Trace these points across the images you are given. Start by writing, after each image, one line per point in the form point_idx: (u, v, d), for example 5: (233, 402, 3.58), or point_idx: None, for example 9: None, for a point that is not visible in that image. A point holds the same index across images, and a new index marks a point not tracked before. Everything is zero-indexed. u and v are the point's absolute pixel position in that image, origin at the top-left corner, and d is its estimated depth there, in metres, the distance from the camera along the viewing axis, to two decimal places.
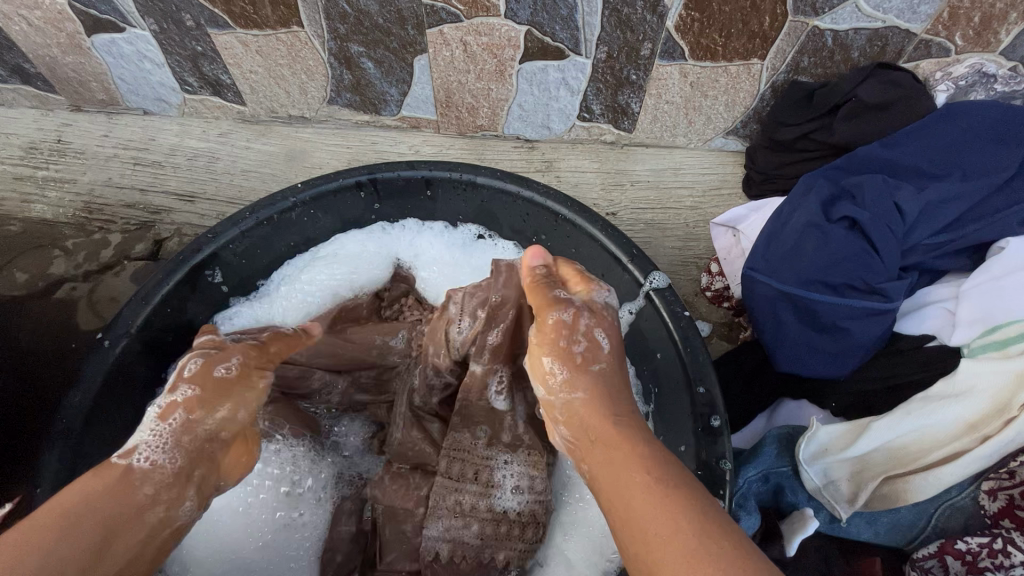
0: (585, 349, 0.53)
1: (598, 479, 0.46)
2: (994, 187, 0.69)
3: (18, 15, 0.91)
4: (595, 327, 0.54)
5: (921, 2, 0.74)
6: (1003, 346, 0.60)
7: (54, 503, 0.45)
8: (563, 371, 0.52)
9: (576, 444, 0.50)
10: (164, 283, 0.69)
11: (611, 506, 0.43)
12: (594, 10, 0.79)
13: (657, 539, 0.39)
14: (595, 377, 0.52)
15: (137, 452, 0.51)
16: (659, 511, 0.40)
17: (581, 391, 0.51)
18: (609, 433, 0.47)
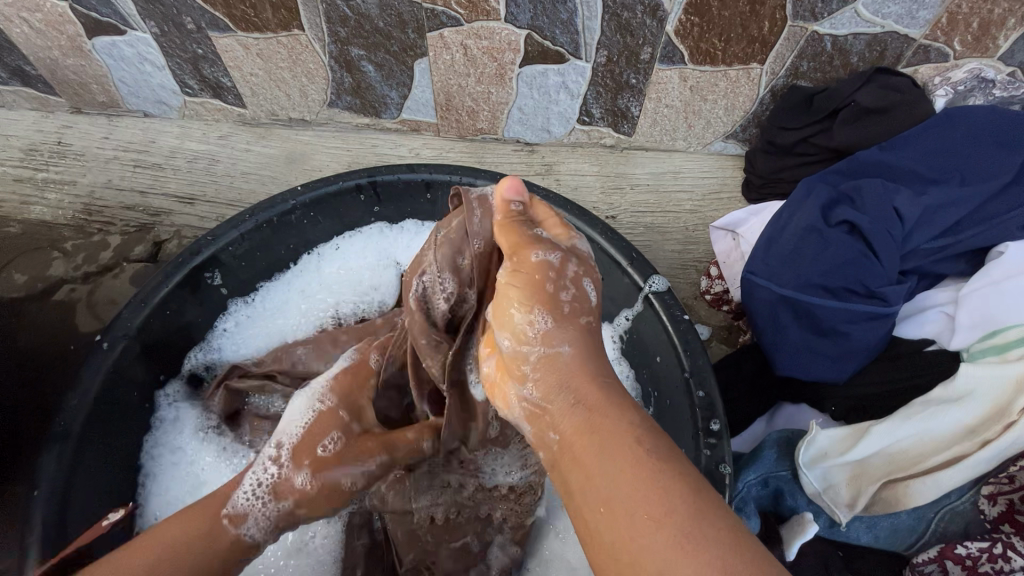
0: (571, 296, 0.49)
1: (580, 451, 0.42)
2: (993, 191, 0.69)
3: (20, 17, 0.91)
4: (583, 275, 0.51)
5: (919, 7, 0.74)
6: (1002, 351, 0.60)
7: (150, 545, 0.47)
8: (549, 320, 0.47)
9: (544, 405, 0.45)
10: (163, 285, 0.69)
11: (592, 478, 0.39)
12: (594, 14, 0.79)
13: (646, 524, 0.36)
14: (576, 332, 0.48)
15: (247, 524, 0.53)
16: (651, 489, 0.37)
17: (566, 341, 0.46)
18: (595, 397, 0.43)
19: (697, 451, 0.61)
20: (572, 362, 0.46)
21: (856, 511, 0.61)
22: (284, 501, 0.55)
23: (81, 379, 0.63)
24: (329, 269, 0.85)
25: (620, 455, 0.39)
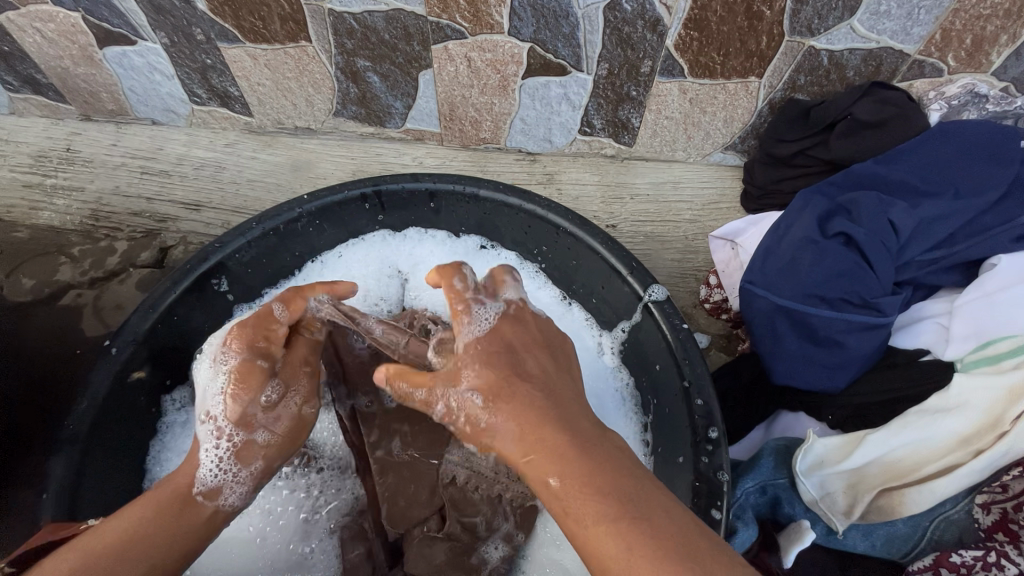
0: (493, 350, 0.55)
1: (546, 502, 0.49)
2: (987, 204, 0.70)
3: (33, 27, 0.93)
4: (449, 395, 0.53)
5: (914, 24, 0.76)
6: (995, 361, 0.61)
7: (111, 533, 0.48)
8: (474, 380, 0.53)
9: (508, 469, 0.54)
10: (171, 291, 0.70)
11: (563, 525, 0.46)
12: (595, 28, 0.81)
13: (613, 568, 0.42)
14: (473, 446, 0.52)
15: (223, 494, 0.56)
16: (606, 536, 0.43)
17: (482, 397, 0.52)
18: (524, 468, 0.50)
19: (695, 460, 0.62)
20: (495, 403, 0.51)
21: (852, 519, 0.62)
22: (248, 462, 0.59)
23: (89, 384, 0.64)
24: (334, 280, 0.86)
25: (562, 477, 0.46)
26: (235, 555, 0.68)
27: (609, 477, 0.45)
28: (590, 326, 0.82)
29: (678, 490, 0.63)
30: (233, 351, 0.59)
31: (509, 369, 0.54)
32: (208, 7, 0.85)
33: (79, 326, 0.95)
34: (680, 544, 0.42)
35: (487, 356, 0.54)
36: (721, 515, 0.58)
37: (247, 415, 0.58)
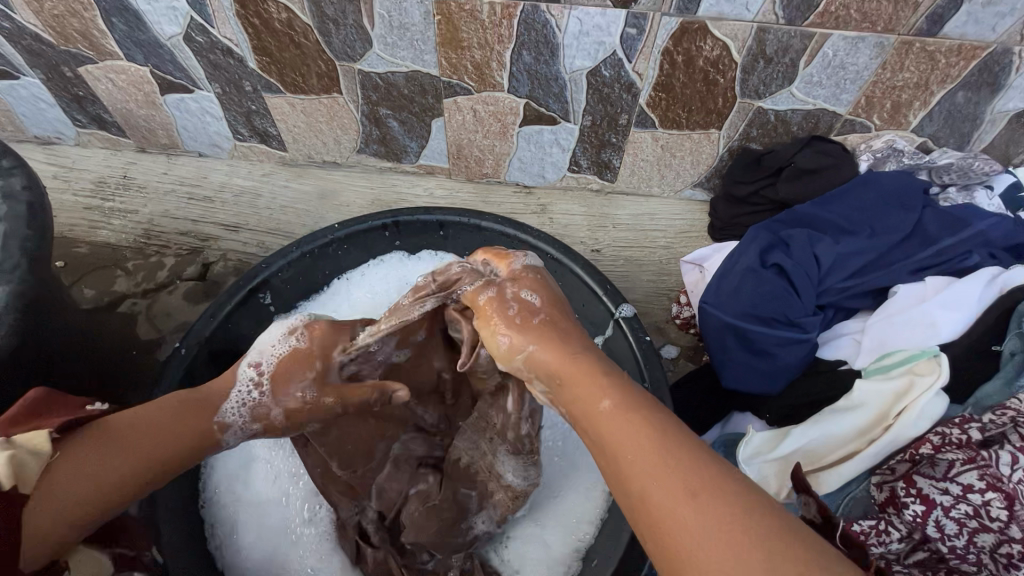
0: (518, 305, 0.59)
1: (593, 418, 0.50)
2: (894, 242, 0.85)
3: (107, 77, 1.10)
4: (523, 289, 0.61)
5: (842, 91, 0.93)
6: (885, 370, 0.75)
7: (115, 424, 0.57)
8: (509, 333, 0.57)
9: (547, 387, 0.55)
10: (228, 302, 0.86)
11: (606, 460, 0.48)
12: (580, 89, 0.98)
13: (667, 505, 0.42)
14: (534, 331, 0.57)
15: (228, 423, 0.64)
16: (656, 477, 0.43)
17: (532, 345, 0.56)
18: (570, 371, 0.53)
19: None
20: (554, 365, 0.54)
21: (778, 498, 0.74)
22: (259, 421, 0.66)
23: (164, 376, 0.80)
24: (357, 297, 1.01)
25: (637, 468, 0.44)
26: (269, 512, 0.84)
27: (701, 479, 0.42)
28: None
29: None
30: (301, 337, 0.69)
31: (543, 319, 0.58)
32: (258, 65, 1.02)
33: (135, 331, 1.11)
34: (723, 492, 0.41)
35: (523, 315, 0.58)
36: None
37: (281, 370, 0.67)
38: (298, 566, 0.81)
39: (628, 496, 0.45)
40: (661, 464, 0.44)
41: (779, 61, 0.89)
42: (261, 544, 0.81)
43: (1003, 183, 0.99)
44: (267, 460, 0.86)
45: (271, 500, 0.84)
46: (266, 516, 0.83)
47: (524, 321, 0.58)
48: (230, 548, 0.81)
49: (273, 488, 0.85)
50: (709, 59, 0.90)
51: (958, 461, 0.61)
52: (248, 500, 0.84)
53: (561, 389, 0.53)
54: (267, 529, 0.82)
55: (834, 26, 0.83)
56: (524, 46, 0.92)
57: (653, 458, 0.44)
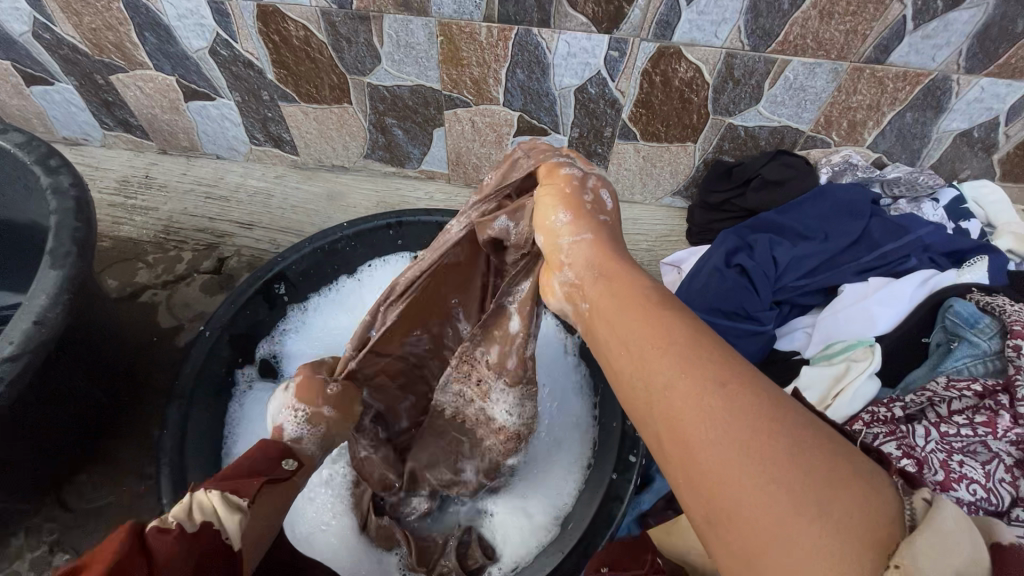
0: (592, 203, 0.60)
1: (610, 314, 0.50)
2: (844, 246, 0.96)
3: (135, 85, 1.20)
4: (602, 185, 0.62)
5: (803, 111, 1.03)
6: (828, 357, 0.85)
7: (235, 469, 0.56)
8: (567, 221, 0.59)
9: (577, 286, 0.56)
10: (246, 291, 0.96)
11: (624, 358, 0.46)
12: (568, 104, 1.08)
13: (686, 401, 0.40)
14: (596, 224, 0.59)
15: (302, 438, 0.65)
16: (675, 367, 0.42)
17: (583, 242, 0.57)
18: (610, 269, 0.53)
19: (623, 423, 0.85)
20: (597, 261, 0.55)
21: None
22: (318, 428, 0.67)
23: (191, 357, 0.89)
24: (363, 291, 1.11)
25: (654, 365, 0.43)
26: None
27: (722, 370, 0.41)
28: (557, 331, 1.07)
29: (608, 445, 0.86)
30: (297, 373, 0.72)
31: (602, 223, 0.59)
32: (276, 77, 1.12)
33: (156, 319, 1.20)
34: (744, 382, 0.40)
35: (582, 215, 0.59)
36: (637, 459, 0.82)
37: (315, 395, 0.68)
38: (312, 523, 0.89)
39: (643, 388, 0.44)
40: (689, 363, 0.42)
41: (746, 82, 0.99)
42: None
43: (949, 195, 1.09)
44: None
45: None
46: None
47: (589, 217, 0.59)
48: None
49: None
50: (683, 80, 1.00)
51: (882, 433, 0.72)
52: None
53: (594, 281, 0.53)
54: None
55: (793, 54, 0.94)
56: (517, 65, 1.02)
57: (678, 354, 0.43)
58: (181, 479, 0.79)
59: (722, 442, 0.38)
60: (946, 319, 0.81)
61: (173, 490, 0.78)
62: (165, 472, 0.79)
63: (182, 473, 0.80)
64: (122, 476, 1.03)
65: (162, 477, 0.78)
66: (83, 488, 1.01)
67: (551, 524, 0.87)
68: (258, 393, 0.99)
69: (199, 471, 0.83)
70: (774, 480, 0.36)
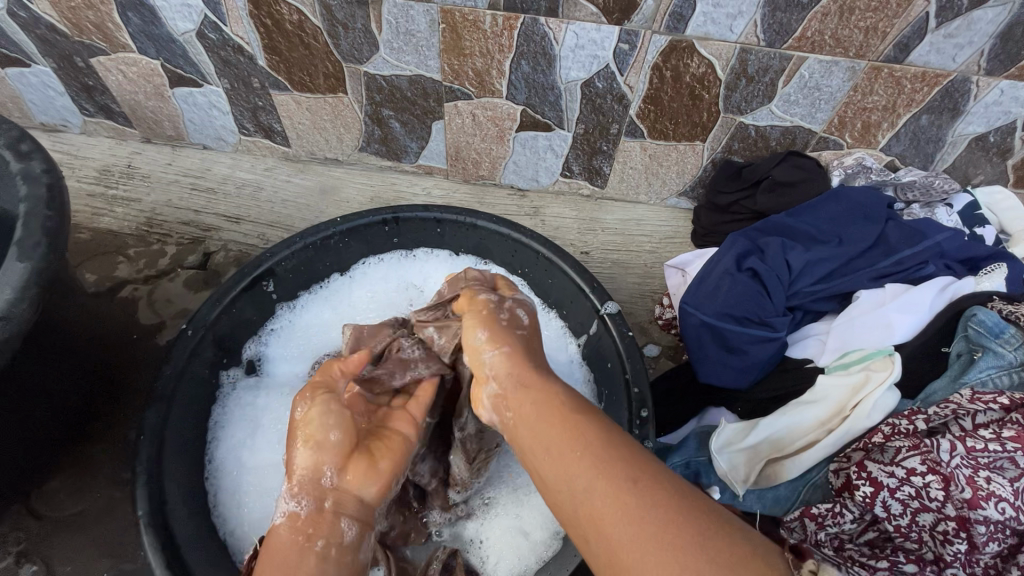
0: (507, 320, 0.69)
1: (529, 422, 0.57)
2: (859, 251, 0.92)
3: (117, 69, 1.14)
4: (518, 305, 0.72)
5: (817, 111, 1.00)
6: (845, 366, 0.82)
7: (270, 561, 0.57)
8: (494, 346, 0.65)
9: (500, 397, 0.62)
10: (233, 288, 0.89)
11: (543, 462, 0.53)
12: (574, 99, 1.04)
13: (598, 494, 0.48)
14: (512, 339, 0.67)
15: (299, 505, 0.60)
16: (587, 465, 0.50)
17: (506, 355, 0.64)
18: (528, 377, 0.61)
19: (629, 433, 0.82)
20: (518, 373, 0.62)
21: (748, 483, 0.82)
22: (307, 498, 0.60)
23: (171, 358, 0.82)
24: (356, 289, 1.05)
25: (572, 461, 0.51)
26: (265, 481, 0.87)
27: (622, 463, 0.49)
28: (564, 334, 1.02)
29: None
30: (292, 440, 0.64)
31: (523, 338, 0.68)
32: (267, 63, 1.06)
33: (136, 315, 1.14)
34: (642, 474, 0.48)
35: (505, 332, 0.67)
36: None
37: (313, 478, 0.61)
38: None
39: (568, 488, 0.50)
40: (601, 463, 0.49)
41: (759, 80, 0.96)
42: (266, 508, 0.85)
43: (963, 201, 1.07)
44: (273, 427, 0.92)
45: (275, 465, 0.88)
46: (264, 484, 0.87)
47: (510, 334, 0.67)
48: (235, 511, 0.84)
49: (277, 453, 0.90)
50: (695, 76, 0.97)
51: (904, 447, 0.68)
52: (254, 466, 0.88)
53: (517, 391, 0.60)
54: (269, 492, 0.86)
55: (810, 50, 0.90)
56: (523, 56, 0.97)
57: (594, 457, 0.50)
58: (161, 491, 0.73)
59: (633, 531, 0.45)
60: (969, 329, 0.77)
61: (151, 501, 0.71)
62: (140, 483, 0.72)
63: (160, 484, 0.74)
64: (96, 482, 0.97)
65: (137, 489, 0.71)
66: (54, 495, 0.95)
67: (552, 539, 0.83)
68: (242, 395, 0.94)
69: (177, 481, 0.77)
70: (675, 552, 0.42)
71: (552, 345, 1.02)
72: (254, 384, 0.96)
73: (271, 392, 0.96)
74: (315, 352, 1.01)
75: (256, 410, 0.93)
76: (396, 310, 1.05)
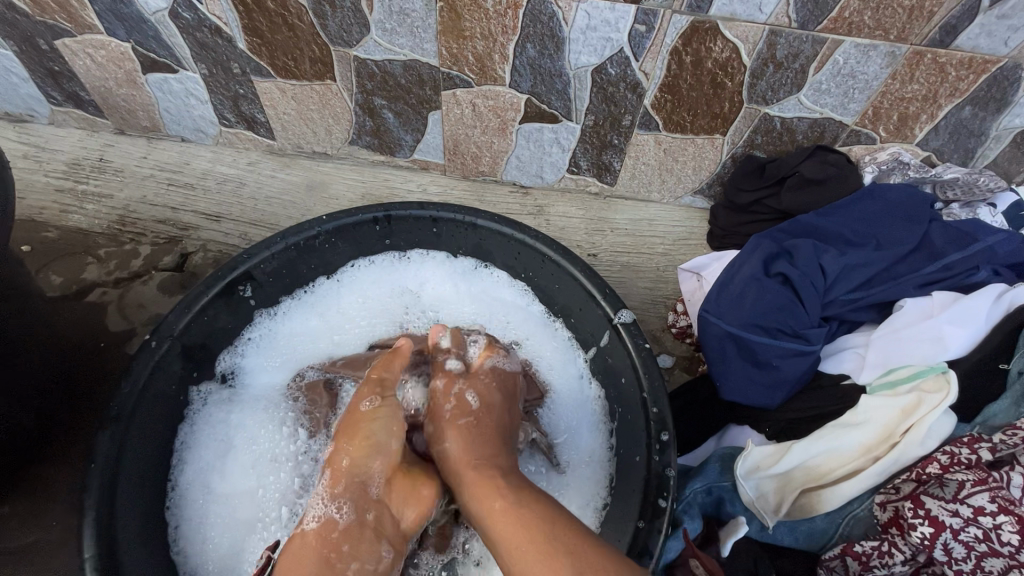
0: (456, 404, 0.73)
1: (481, 516, 0.60)
2: (900, 255, 0.86)
3: (84, 52, 1.04)
4: (466, 388, 0.75)
5: (850, 101, 0.91)
6: (893, 386, 0.75)
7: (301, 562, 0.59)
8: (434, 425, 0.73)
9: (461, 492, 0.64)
10: (203, 295, 0.80)
11: (502, 557, 0.57)
12: (584, 87, 0.95)
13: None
14: (460, 428, 0.70)
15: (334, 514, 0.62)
16: (530, 554, 0.55)
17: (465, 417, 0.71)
18: (475, 479, 0.63)
19: (648, 458, 0.73)
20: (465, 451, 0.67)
21: (781, 515, 0.73)
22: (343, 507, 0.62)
23: (131, 373, 0.73)
24: (345, 295, 0.96)
25: (521, 553, 0.55)
26: (241, 509, 0.79)
27: (547, 532, 0.56)
28: (571, 346, 0.94)
29: (633, 484, 0.74)
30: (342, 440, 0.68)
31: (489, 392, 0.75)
32: (248, 46, 0.97)
33: (104, 322, 1.04)
34: (564, 541, 0.55)
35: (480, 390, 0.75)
36: (667, 504, 0.69)
37: (359, 485, 0.64)
38: None
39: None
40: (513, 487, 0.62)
41: (788, 67, 0.87)
42: (233, 540, 0.78)
43: (1007, 201, 0.98)
44: (246, 450, 0.83)
45: (249, 492, 0.80)
46: (240, 513, 0.79)
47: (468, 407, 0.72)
48: (197, 543, 0.77)
49: (249, 480, 0.81)
50: (718, 61, 0.87)
51: (969, 482, 0.64)
52: (223, 494, 0.80)
53: (465, 487, 0.64)
54: (239, 523, 0.79)
55: (846, 33, 0.81)
56: (528, 39, 0.88)
57: (541, 548, 0.54)
58: (110, 526, 0.66)
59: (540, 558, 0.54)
60: None
61: (99, 540, 0.64)
62: (88, 518, 0.64)
63: (112, 519, 0.67)
64: (53, 507, 0.88)
65: (85, 525, 0.64)
66: (5, 523, 0.86)
67: None
68: (213, 411, 0.85)
69: (130, 512, 0.70)
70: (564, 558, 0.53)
71: (558, 358, 0.94)
72: (227, 398, 0.86)
73: (246, 408, 0.86)
74: (297, 362, 0.92)
75: (229, 430, 0.84)
76: (390, 317, 0.97)
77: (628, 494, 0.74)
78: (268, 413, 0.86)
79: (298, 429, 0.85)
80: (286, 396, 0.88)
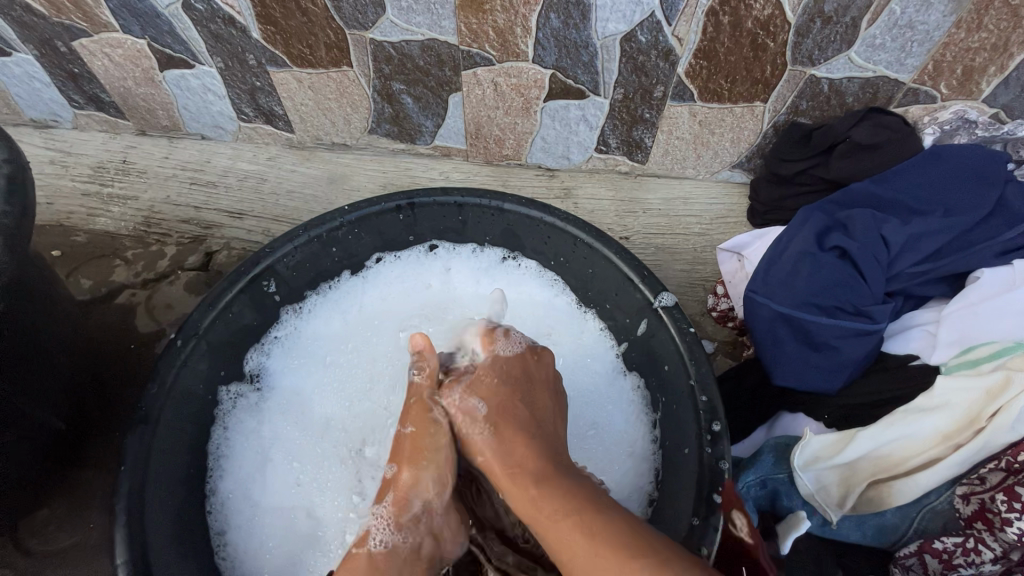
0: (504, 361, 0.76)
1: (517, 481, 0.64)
2: (973, 221, 0.80)
3: (102, 52, 1.03)
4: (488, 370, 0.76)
5: (907, 56, 0.83)
6: (975, 365, 0.70)
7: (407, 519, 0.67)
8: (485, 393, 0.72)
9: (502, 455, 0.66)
10: (228, 291, 0.77)
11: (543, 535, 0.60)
12: (612, 57, 0.89)
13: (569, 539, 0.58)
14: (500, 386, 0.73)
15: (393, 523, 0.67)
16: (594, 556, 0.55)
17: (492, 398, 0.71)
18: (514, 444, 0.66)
19: (699, 451, 0.68)
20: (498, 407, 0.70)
21: (845, 509, 0.69)
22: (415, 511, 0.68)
23: (158, 372, 0.71)
24: (369, 293, 0.93)
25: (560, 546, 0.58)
26: (297, 518, 0.79)
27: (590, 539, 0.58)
28: (605, 334, 0.89)
29: (684, 480, 0.69)
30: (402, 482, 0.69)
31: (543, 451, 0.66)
32: (262, 36, 0.94)
33: (134, 323, 1.04)
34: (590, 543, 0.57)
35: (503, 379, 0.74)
36: (723, 499, 0.64)
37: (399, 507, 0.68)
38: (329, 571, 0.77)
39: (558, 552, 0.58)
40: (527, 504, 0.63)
41: (838, 20, 0.79)
42: (282, 552, 0.77)
43: None
44: (286, 459, 0.82)
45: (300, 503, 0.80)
46: (294, 522, 0.79)
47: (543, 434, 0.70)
48: (244, 555, 0.76)
49: (294, 494, 0.81)
50: (758, 20, 0.80)
51: None
52: (269, 504, 0.79)
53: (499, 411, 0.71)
54: (296, 534, 0.79)
55: None
56: (552, 9, 0.83)
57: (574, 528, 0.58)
58: (142, 532, 0.64)
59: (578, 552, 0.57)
60: None
61: (132, 545, 0.63)
62: (120, 522, 0.63)
63: (143, 523, 0.65)
64: (90, 511, 0.88)
65: (116, 530, 0.63)
66: (43, 527, 0.87)
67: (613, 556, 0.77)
68: (243, 417, 0.83)
69: (162, 515, 0.68)
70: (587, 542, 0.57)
71: (591, 349, 0.89)
72: (256, 403, 0.84)
73: (276, 415, 0.85)
74: (326, 363, 0.89)
75: (264, 440, 0.83)
76: (422, 309, 0.94)
77: (680, 488, 0.70)
78: (299, 422, 0.85)
79: (341, 437, 0.85)
80: (314, 402, 0.87)
